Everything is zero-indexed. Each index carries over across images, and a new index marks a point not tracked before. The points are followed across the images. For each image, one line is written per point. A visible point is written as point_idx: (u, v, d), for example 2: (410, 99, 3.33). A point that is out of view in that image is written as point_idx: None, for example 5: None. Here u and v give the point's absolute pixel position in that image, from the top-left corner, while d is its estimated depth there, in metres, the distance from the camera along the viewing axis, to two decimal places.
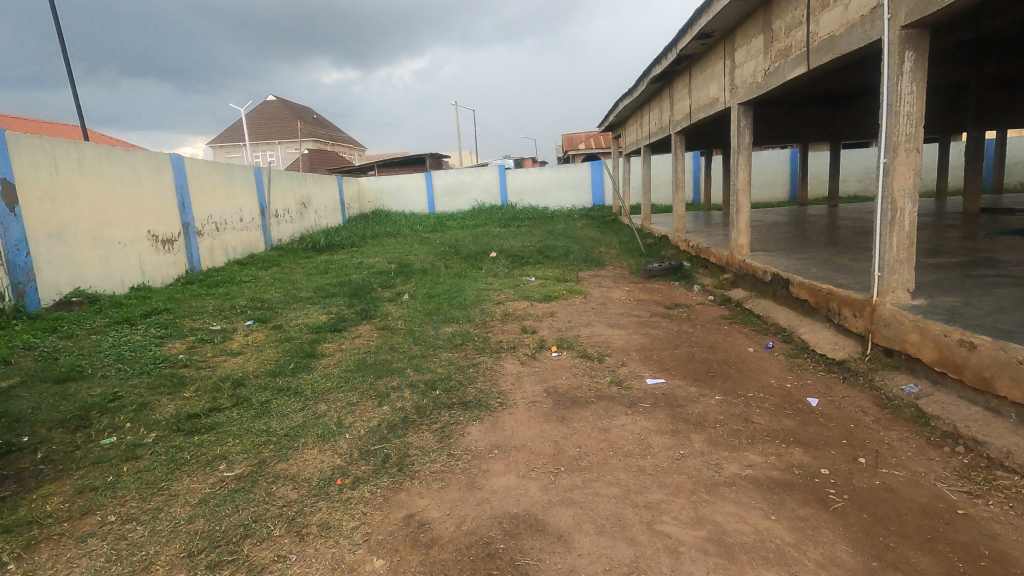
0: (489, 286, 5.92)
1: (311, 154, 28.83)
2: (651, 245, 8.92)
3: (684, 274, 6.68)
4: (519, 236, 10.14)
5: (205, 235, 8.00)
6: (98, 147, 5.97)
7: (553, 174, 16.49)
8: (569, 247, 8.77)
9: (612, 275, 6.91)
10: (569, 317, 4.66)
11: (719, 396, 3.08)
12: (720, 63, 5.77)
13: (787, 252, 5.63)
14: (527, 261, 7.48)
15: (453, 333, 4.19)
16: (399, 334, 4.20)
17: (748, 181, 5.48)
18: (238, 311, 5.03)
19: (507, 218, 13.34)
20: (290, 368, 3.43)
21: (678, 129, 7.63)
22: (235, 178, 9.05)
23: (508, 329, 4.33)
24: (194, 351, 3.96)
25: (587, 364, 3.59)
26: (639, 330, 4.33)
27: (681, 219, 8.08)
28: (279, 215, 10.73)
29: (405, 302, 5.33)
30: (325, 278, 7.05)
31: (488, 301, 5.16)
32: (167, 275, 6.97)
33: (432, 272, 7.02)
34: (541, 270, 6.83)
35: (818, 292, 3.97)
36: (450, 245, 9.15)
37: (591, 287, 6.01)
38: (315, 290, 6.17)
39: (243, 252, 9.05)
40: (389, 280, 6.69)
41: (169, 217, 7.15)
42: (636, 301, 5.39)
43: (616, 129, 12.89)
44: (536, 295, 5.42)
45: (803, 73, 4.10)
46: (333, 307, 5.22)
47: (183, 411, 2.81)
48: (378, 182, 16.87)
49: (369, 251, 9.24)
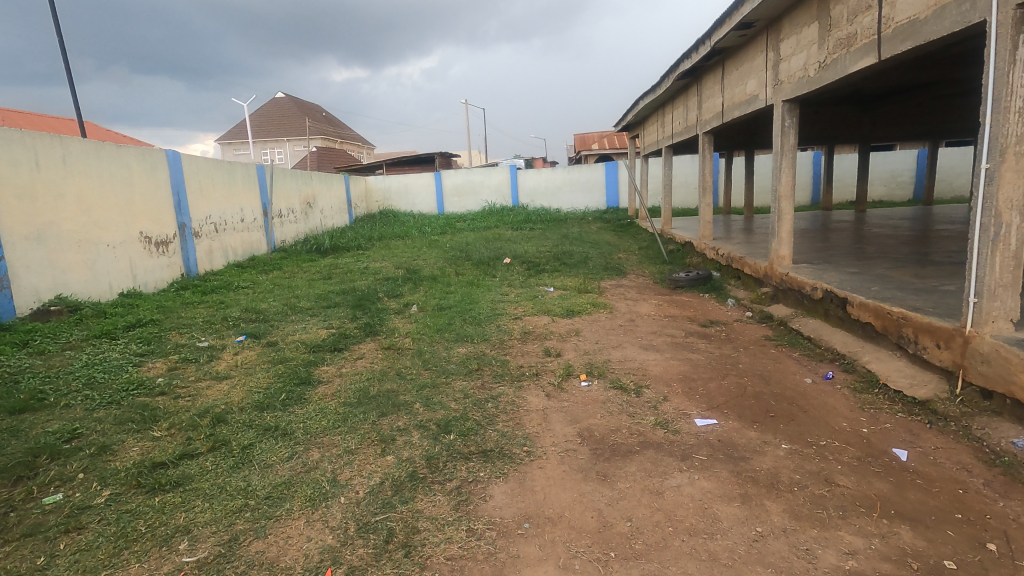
0: (504, 297, 5.44)
1: (319, 152, 28.47)
2: (674, 252, 8.41)
3: (714, 286, 6.18)
4: (533, 240, 9.65)
5: (203, 237, 7.57)
6: (85, 142, 5.55)
7: (566, 174, 16.00)
8: (586, 253, 8.27)
9: (636, 285, 6.42)
10: (596, 336, 4.18)
11: (786, 444, 2.58)
12: (761, 56, 5.26)
13: (833, 265, 5.11)
14: (543, 269, 7.00)
15: (467, 355, 3.72)
16: (406, 356, 3.72)
17: (792, 186, 4.98)
18: (230, 323, 4.57)
19: (518, 220, 12.86)
20: (280, 399, 2.97)
21: (706, 128, 7.12)
22: (237, 177, 8.62)
23: (528, 350, 3.86)
24: (175, 374, 3.49)
25: (623, 398, 3.11)
26: (678, 354, 3.83)
27: (708, 225, 7.57)
28: (283, 215, 10.31)
29: (413, 316, 4.85)
30: (328, 284, 6.61)
31: (504, 316, 4.69)
32: (160, 279, 6.55)
33: (442, 280, 6.54)
34: (559, 280, 6.35)
35: (886, 316, 3.46)
36: (460, 249, 8.69)
37: (615, 299, 5.52)
38: (317, 299, 5.71)
39: (243, 255, 8.63)
40: (396, 288, 6.23)
41: (164, 218, 6.73)
42: (667, 317, 4.89)
43: (634, 129, 12.37)
44: (556, 309, 4.94)
45: (869, 66, 3.59)
46: (334, 320, 4.76)
47: (147, 459, 2.34)
48: (386, 181, 16.45)
49: (375, 254, 8.78)
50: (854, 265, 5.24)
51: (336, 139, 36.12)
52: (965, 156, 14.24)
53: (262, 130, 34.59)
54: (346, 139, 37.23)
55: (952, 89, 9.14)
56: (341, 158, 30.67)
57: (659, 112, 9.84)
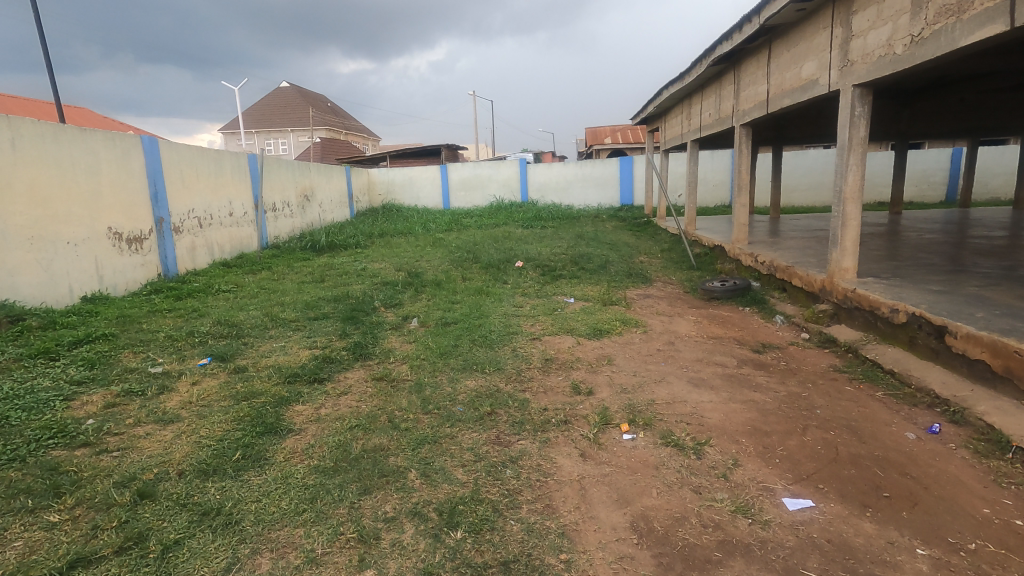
0: (518, 310, 4.72)
1: (322, 143, 27.76)
2: (701, 256, 7.67)
3: (755, 298, 5.46)
4: (545, 240, 8.92)
5: (185, 233, 6.87)
6: (40, 124, 4.84)
7: (578, 169, 15.24)
8: (606, 256, 7.54)
9: (666, 296, 5.71)
10: (633, 366, 3.45)
11: (922, 550, 1.85)
12: (824, 33, 4.50)
13: (905, 280, 4.36)
14: (560, 275, 6.26)
15: (477, 392, 3.01)
16: (402, 392, 3.01)
17: (860, 187, 4.23)
18: (197, 341, 3.86)
19: (528, 218, 12.14)
20: (233, 460, 2.25)
21: (745, 120, 6.36)
22: (225, 167, 7.91)
23: (553, 385, 3.14)
24: (112, 413, 2.77)
25: (683, 463, 2.38)
26: (738, 393, 3.10)
27: (743, 228, 6.83)
28: (277, 209, 9.62)
29: (414, 333, 4.14)
30: (320, 289, 5.93)
31: (520, 336, 3.97)
32: (132, 280, 5.87)
33: (447, 286, 5.84)
34: (580, 289, 5.62)
35: (1012, 354, 2.72)
36: (467, 249, 7.98)
37: (647, 313, 4.80)
38: (304, 307, 5.01)
39: (231, 252, 7.93)
40: (395, 295, 5.52)
41: (137, 212, 6.02)
42: (710, 339, 4.16)
43: (653, 122, 11.60)
44: (581, 327, 4.23)
45: (991, 38, 2.84)
46: (320, 337, 4.04)
47: (21, 571, 1.62)
48: (389, 174, 15.78)
49: (375, 254, 8.09)
50: (927, 278, 4.50)
51: (340, 130, 35.38)
52: (1003, 156, 13.40)
53: (265, 120, 33.87)
54: (350, 130, 36.50)
55: (1006, 83, 8.35)
56: (345, 149, 29.98)
57: (685, 102, 9.07)
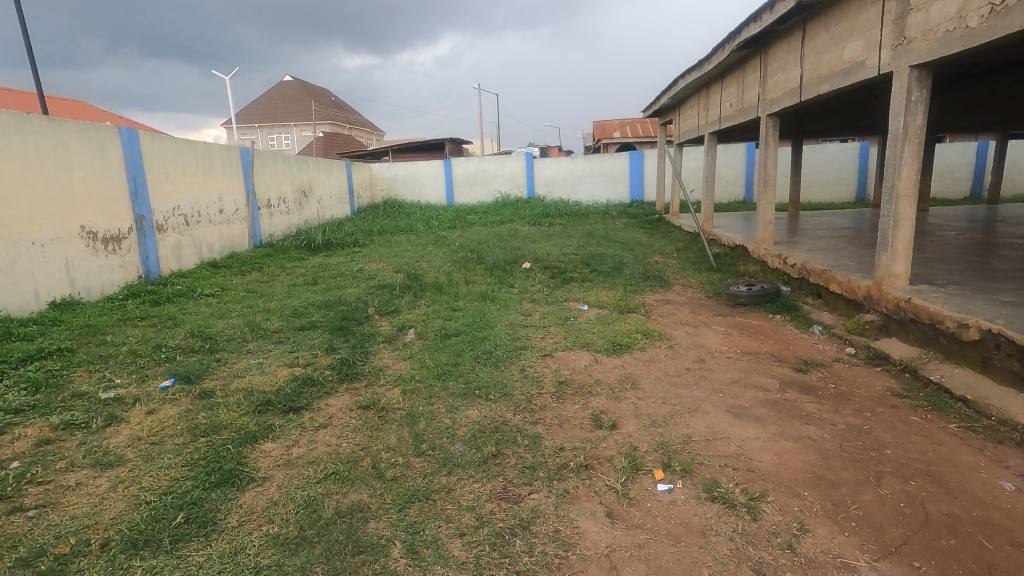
0: (527, 320, 4.25)
1: (325, 138, 27.31)
2: (721, 256, 7.18)
3: (786, 304, 4.99)
4: (554, 239, 8.44)
5: (169, 231, 6.42)
6: (1, 113, 4.39)
7: (586, 164, 14.73)
8: (619, 257, 7.05)
9: (688, 302, 5.22)
10: (662, 393, 2.97)
11: None
12: (873, 9, 3.99)
13: (964, 287, 3.86)
14: (571, 278, 5.78)
15: (480, 426, 2.54)
16: (392, 425, 2.55)
17: (916, 183, 3.73)
18: (164, 357, 3.40)
19: (535, 215, 11.65)
20: (173, 527, 1.80)
21: (774, 109, 5.86)
22: (214, 161, 7.46)
23: (570, 416, 2.68)
24: (43, 452, 2.31)
25: (736, 527, 1.91)
26: (789, 427, 2.62)
27: (768, 227, 6.32)
28: (272, 205, 9.17)
29: (409, 348, 3.67)
30: (311, 293, 5.48)
31: (529, 352, 3.50)
32: (109, 283, 5.43)
33: (448, 290, 5.38)
34: (594, 294, 5.14)
35: None
36: (470, 248, 7.52)
37: (670, 323, 4.32)
38: (291, 315, 4.56)
39: (221, 251, 7.48)
40: (391, 301, 5.05)
41: (114, 210, 5.58)
42: (745, 354, 3.67)
43: (666, 114, 11.07)
44: (598, 341, 3.75)
45: None
46: (304, 352, 3.57)
47: None
48: (392, 169, 15.31)
49: (373, 253, 7.63)
50: (986, 284, 3.99)
51: (343, 124, 34.91)
52: None
53: (268, 114, 33.46)
54: (354, 124, 36.08)
55: None
56: (348, 144, 29.56)
57: (702, 92, 8.55)
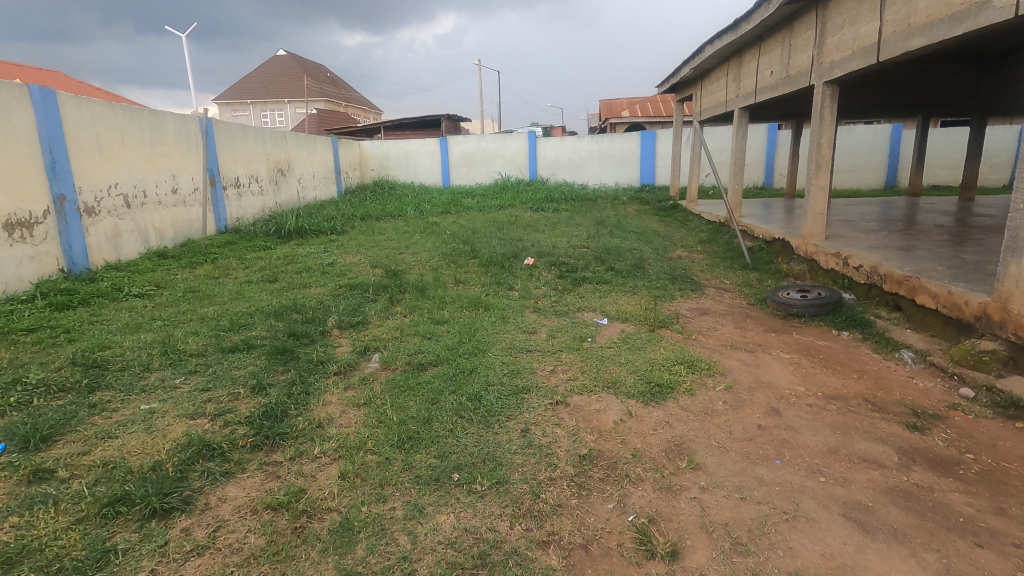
0: (530, 340, 3.24)
1: (319, 114, 26.00)
2: (756, 252, 6.16)
3: (853, 318, 4.00)
4: (560, 228, 7.41)
5: (103, 215, 5.38)
6: None
7: (594, 144, 13.62)
8: (638, 251, 6.01)
9: (729, 313, 4.22)
10: (735, 478, 1.97)
11: None
12: None
13: None
14: (584, 280, 4.74)
15: (453, 557, 1.55)
16: (309, 554, 1.55)
17: None
18: (13, 403, 2.37)
19: (538, 199, 10.58)
20: None
21: (834, 75, 4.80)
22: (165, 132, 6.39)
23: (601, 531, 1.67)
24: None
25: None
26: (955, 557, 1.62)
27: (819, 219, 5.29)
28: (242, 185, 8.11)
29: (368, 385, 2.67)
30: (264, 295, 4.48)
31: (535, 399, 2.49)
32: (14, 279, 4.40)
33: (433, 293, 4.38)
34: (613, 304, 4.12)
35: None
36: (463, 238, 6.50)
37: (719, 347, 3.31)
38: (225, 329, 3.54)
39: (174, 238, 6.45)
40: (359, 308, 4.03)
41: (25, 188, 4.54)
42: (830, 401, 2.67)
43: (685, 89, 9.95)
44: (630, 377, 2.75)
45: None
46: (220, 394, 2.55)
47: None
48: (384, 147, 14.20)
49: (350, 243, 6.60)
50: None
51: (339, 101, 33.60)
52: None
53: (259, 89, 32.00)
54: (350, 102, 34.78)
55: None
56: (343, 122, 28.31)
57: (733, 61, 7.46)
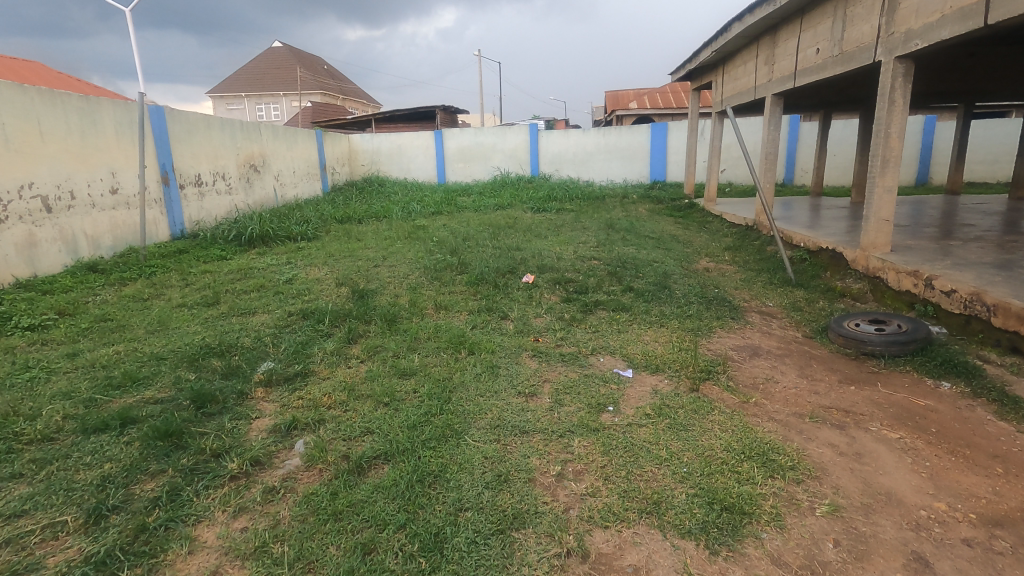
0: (526, 411, 2.29)
1: (312, 107, 24.97)
2: (798, 265, 5.19)
3: (948, 359, 3.08)
4: (566, 233, 6.44)
5: (13, 222, 4.44)
6: None
7: (600, 138, 12.63)
8: (659, 263, 5.04)
9: (787, 354, 3.25)
10: None
11: None
12: None
13: None
14: (597, 306, 3.78)
15: None
16: None
17: None
18: None
19: (540, 198, 9.60)
20: None
21: (912, 48, 3.82)
22: (102, 123, 5.44)
23: None
24: None
25: None
26: None
27: (883, 227, 4.31)
28: (204, 183, 7.16)
29: (274, 506, 1.72)
30: (193, 327, 3.53)
31: (531, 544, 1.54)
32: None
33: (405, 325, 3.43)
34: (637, 343, 3.16)
35: None
36: (452, 245, 5.54)
37: (793, 420, 2.35)
38: (111, 388, 2.58)
39: (113, 246, 5.51)
40: (305, 350, 3.07)
41: None
42: (994, 532, 1.70)
43: (704, 75, 8.95)
44: (679, 488, 1.79)
45: None
46: (29, 530, 1.61)
47: None
48: (375, 140, 13.24)
49: (320, 252, 5.66)
50: None
51: (336, 95, 32.63)
52: None
53: (254, 82, 31.02)
54: (347, 95, 33.81)
55: None
56: (337, 117, 27.31)
57: (765, 40, 6.47)
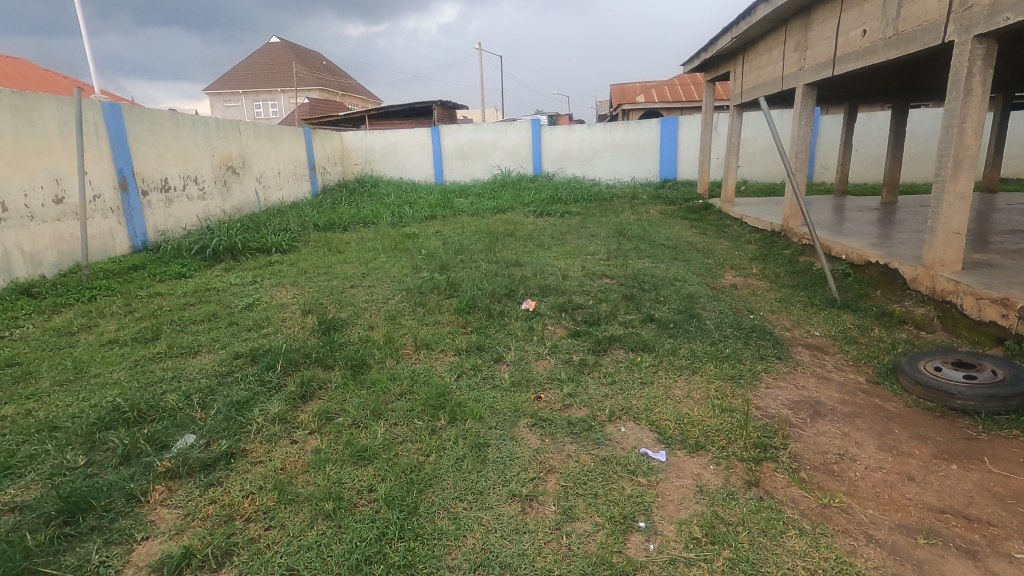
0: (522, 535, 1.60)
1: (309, 103, 24.28)
2: (842, 281, 4.47)
3: None
4: (572, 242, 5.74)
5: None
6: None
7: (606, 134, 11.89)
8: (680, 281, 4.35)
9: (856, 412, 2.55)
10: None
11: None
12: None
13: None
14: (612, 344, 3.09)
15: None
16: None
17: None
18: None
19: (543, 200, 8.91)
20: None
21: (998, 23, 3.09)
22: (43, 123, 4.78)
23: None
24: None
25: None
26: None
27: (952, 241, 3.60)
28: (172, 188, 6.49)
29: None
30: (116, 374, 2.87)
31: None
32: None
33: (373, 374, 2.74)
34: (666, 402, 2.47)
35: None
36: (442, 260, 4.87)
37: (900, 540, 1.65)
38: None
39: (57, 263, 4.84)
40: (241, 414, 2.39)
41: None
42: None
43: (722, 65, 8.21)
44: None
45: None
46: None
47: None
48: (369, 138, 12.55)
49: (293, 268, 4.99)
50: None
51: (336, 91, 31.94)
52: None
53: (251, 79, 30.36)
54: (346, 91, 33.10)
55: None
56: (335, 113, 26.60)
57: (795, 22, 5.73)
